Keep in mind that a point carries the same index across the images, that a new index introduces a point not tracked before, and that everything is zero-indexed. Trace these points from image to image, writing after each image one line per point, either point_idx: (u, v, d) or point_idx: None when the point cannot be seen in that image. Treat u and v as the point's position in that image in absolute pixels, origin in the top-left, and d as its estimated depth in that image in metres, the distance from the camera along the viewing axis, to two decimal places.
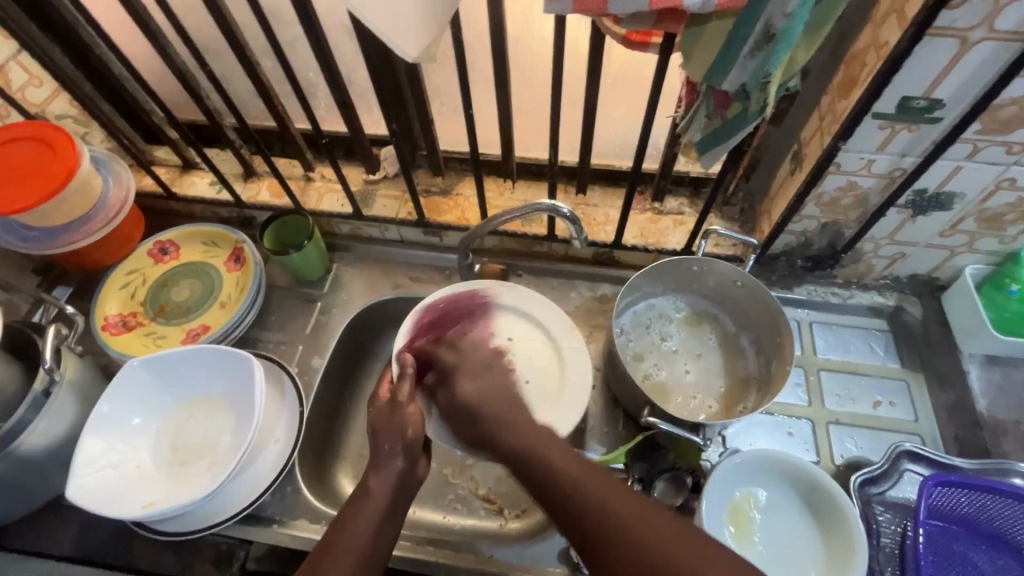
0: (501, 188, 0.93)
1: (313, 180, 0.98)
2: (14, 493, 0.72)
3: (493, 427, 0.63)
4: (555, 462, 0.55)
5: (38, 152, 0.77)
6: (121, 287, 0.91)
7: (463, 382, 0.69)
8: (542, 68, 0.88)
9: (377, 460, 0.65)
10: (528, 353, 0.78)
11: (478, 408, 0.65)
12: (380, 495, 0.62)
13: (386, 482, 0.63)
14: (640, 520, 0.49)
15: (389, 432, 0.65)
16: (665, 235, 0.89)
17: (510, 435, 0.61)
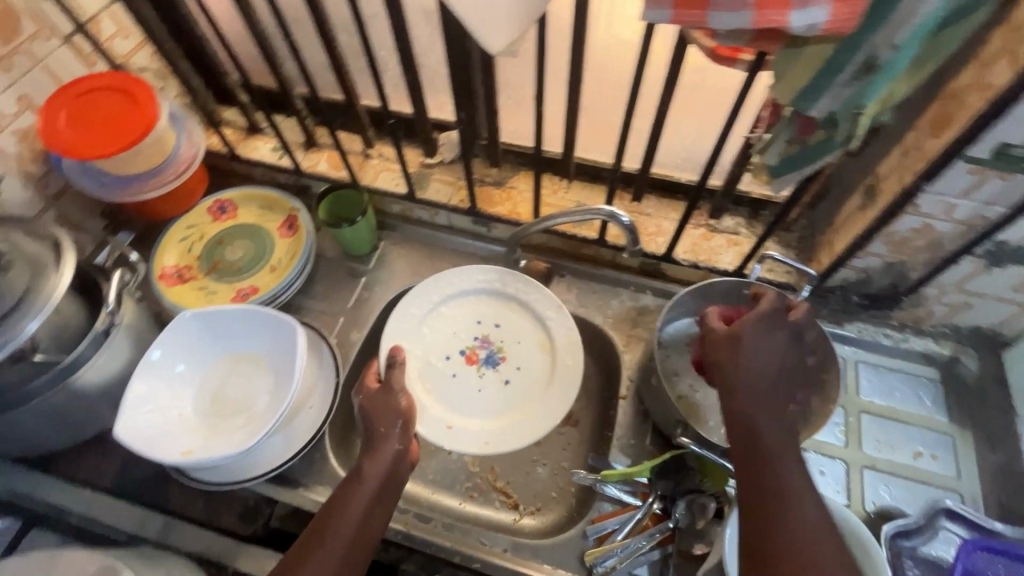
0: (556, 186, 0.93)
1: (371, 157, 0.99)
2: (66, 423, 0.76)
3: (739, 375, 0.59)
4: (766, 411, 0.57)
5: (120, 102, 0.80)
6: (180, 240, 0.95)
7: (768, 345, 0.61)
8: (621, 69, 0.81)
9: (374, 440, 0.68)
10: (516, 336, 0.89)
11: (748, 362, 0.59)
12: (376, 479, 0.64)
13: (378, 467, 0.65)
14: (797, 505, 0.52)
15: (383, 415, 0.69)
16: (717, 254, 0.87)
17: (751, 370, 0.59)
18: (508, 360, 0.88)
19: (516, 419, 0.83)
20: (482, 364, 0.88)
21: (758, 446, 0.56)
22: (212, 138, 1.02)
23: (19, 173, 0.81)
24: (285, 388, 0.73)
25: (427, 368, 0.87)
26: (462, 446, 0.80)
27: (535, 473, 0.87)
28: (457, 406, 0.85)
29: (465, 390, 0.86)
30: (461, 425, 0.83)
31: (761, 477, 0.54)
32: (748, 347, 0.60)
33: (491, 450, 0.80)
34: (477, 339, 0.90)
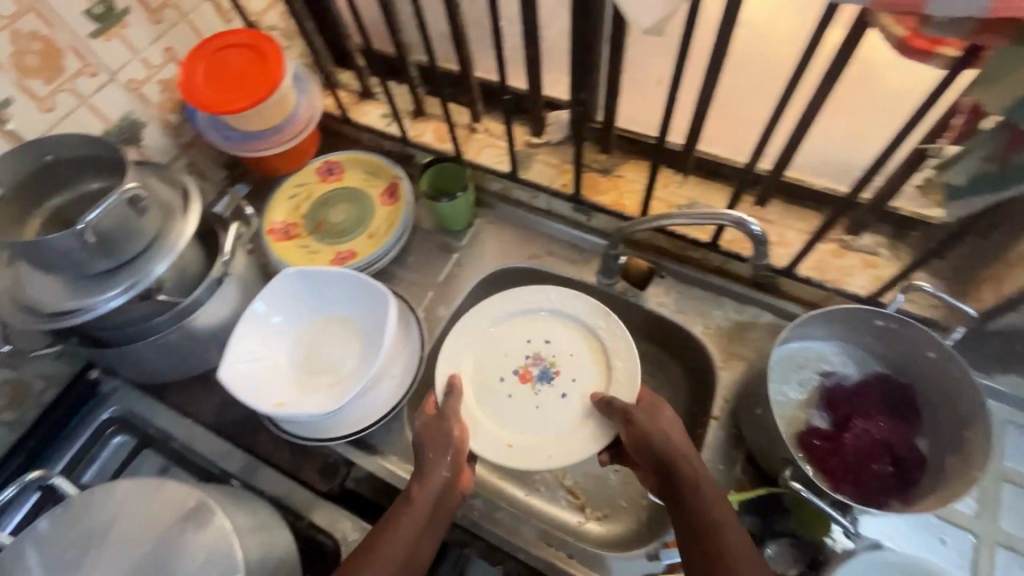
0: (668, 179, 0.87)
1: (476, 131, 0.98)
2: (179, 359, 0.82)
3: (664, 460, 0.64)
4: (698, 486, 0.60)
5: (250, 58, 0.82)
6: (289, 198, 0.98)
7: (664, 410, 0.68)
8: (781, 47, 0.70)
9: (423, 466, 0.66)
10: (570, 353, 0.84)
11: (669, 444, 0.64)
12: (424, 506, 0.63)
13: (428, 494, 0.64)
14: (729, 535, 0.57)
15: (437, 442, 0.68)
16: (848, 275, 0.78)
17: (673, 447, 0.64)
18: (561, 374, 0.83)
19: (577, 436, 0.77)
20: (537, 381, 0.83)
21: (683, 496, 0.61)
22: (328, 100, 1.05)
23: (159, 120, 0.87)
24: (374, 357, 0.73)
25: (483, 389, 0.83)
26: (525, 466, 0.76)
27: (606, 478, 0.84)
28: (517, 425, 0.80)
29: (523, 410, 0.81)
30: (520, 443, 0.78)
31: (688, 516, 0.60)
32: (654, 412, 0.68)
33: (555, 465, 0.75)
34: (528, 356, 0.85)
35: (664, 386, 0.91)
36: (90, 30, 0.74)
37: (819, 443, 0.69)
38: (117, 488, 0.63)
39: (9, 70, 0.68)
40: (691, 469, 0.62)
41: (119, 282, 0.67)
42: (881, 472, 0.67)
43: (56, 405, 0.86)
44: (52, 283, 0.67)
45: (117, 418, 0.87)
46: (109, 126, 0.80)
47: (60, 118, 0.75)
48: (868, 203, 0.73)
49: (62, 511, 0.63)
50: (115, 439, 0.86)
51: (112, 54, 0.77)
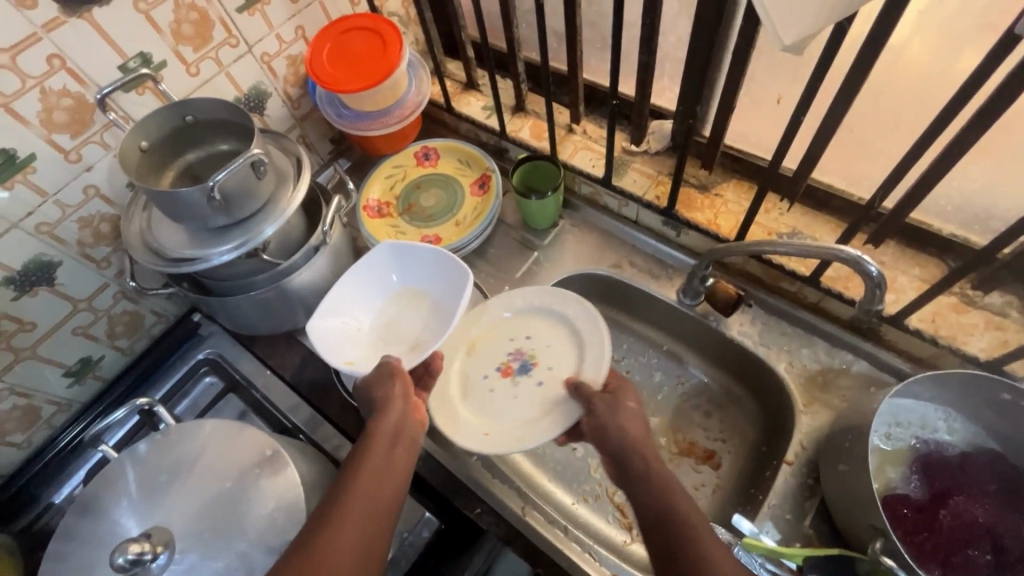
0: (773, 205, 0.83)
1: (574, 132, 0.97)
2: (271, 318, 0.88)
3: (622, 456, 0.65)
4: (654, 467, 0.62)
5: (372, 43, 0.86)
6: (386, 177, 1.02)
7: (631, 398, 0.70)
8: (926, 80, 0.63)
9: (377, 404, 0.69)
10: (550, 346, 0.81)
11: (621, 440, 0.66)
12: (383, 435, 0.65)
13: (386, 425, 0.66)
14: (693, 519, 0.57)
15: (382, 381, 0.71)
16: (967, 335, 0.71)
17: (622, 441, 0.66)
18: (540, 365, 0.80)
19: (544, 421, 0.74)
20: (516, 375, 0.80)
21: (647, 488, 0.61)
22: (435, 88, 1.08)
23: (282, 93, 0.93)
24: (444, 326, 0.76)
25: (467, 383, 0.82)
26: (499, 448, 0.73)
27: None
28: (495, 414, 0.78)
29: (502, 402, 0.79)
30: (496, 431, 0.76)
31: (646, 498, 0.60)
32: (616, 404, 0.69)
33: (524, 446, 0.72)
34: (510, 352, 0.83)
35: (733, 419, 0.87)
36: (238, 5, 0.80)
37: (908, 514, 0.64)
38: (205, 425, 0.69)
39: (168, 36, 0.75)
40: (650, 464, 0.63)
41: (232, 239, 0.74)
42: (976, 559, 0.60)
43: (163, 340, 0.96)
44: (179, 232, 0.75)
45: (210, 360, 0.94)
46: (240, 94, 0.87)
47: (202, 83, 0.82)
48: (1004, 259, 0.66)
49: (159, 436, 0.70)
50: (205, 379, 0.94)
51: (252, 29, 0.83)
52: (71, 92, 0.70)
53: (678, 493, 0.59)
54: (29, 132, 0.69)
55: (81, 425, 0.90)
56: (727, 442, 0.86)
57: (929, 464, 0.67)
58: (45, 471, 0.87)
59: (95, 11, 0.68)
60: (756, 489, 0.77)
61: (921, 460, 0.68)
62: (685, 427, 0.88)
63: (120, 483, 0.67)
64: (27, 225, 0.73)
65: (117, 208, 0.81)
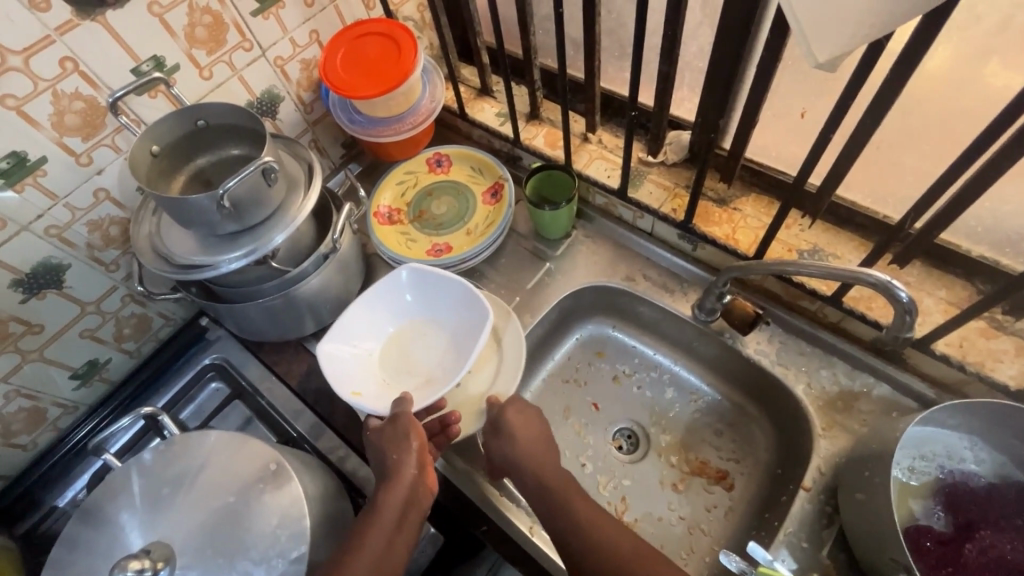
0: (793, 221, 0.81)
1: (589, 141, 0.96)
2: (279, 325, 0.87)
3: (516, 460, 0.73)
4: (543, 466, 0.72)
5: (386, 49, 0.85)
6: (397, 183, 1.01)
7: (517, 411, 0.76)
8: (961, 96, 0.61)
9: (388, 468, 0.68)
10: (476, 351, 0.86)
11: (515, 444, 0.73)
12: (391, 511, 0.64)
13: (394, 498, 0.65)
14: (581, 512, 0.67)
15: (396, 443, 0.69)
16: (996, 361, 0.68)
17: (519, 446, 0.73)
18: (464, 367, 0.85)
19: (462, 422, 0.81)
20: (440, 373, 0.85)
21: (540, 490, 0.71)
22: (449, 93, 1.07)
23: (295, 97, 0.92)
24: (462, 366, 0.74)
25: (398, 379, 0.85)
26: None
27: (668, 523, 0.81)
28: None
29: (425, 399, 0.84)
30: None
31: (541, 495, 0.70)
32: (509, 411, 0.76)
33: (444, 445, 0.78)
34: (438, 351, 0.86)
35: (747, 440, 0.85)
36: (252, 9, 0.79)
37: (931, 547, 0.62)
38: (209, 436, 0.69)
39: (181, 39, 0.75)
40: (536, 467, 0.72)
41: (242, 246, 0.73)
42: None
43: (170, 343, 0.95)
44: (188, 237, 0.74)
45: (216, 365, 0.94)
46: (253, 98, 0.87)
47: (214, 87, 0.81)
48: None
49: (164, 447, 0.69)
50: (211, 384, 0.93)
51: (266, 32, 0.82)
52: (82, 95, 0.69)
53: (567, 488, 0.70)
54: (40, 135, 0.68)
55: (87, 428, 0.90)
56: (741, 463, 0.84)
57: (956, 498, 0.65)
58: (50, 474, 0.86)
59: (108, 14, 0.67)
60: (770, 515, 0.75)
61: (946, 494, 0.66)
62: (697, 445, 0.87)
63: (123, 494, 0.66)
64: (37, 228, 0.73)
65: (127, 212, 0.81)
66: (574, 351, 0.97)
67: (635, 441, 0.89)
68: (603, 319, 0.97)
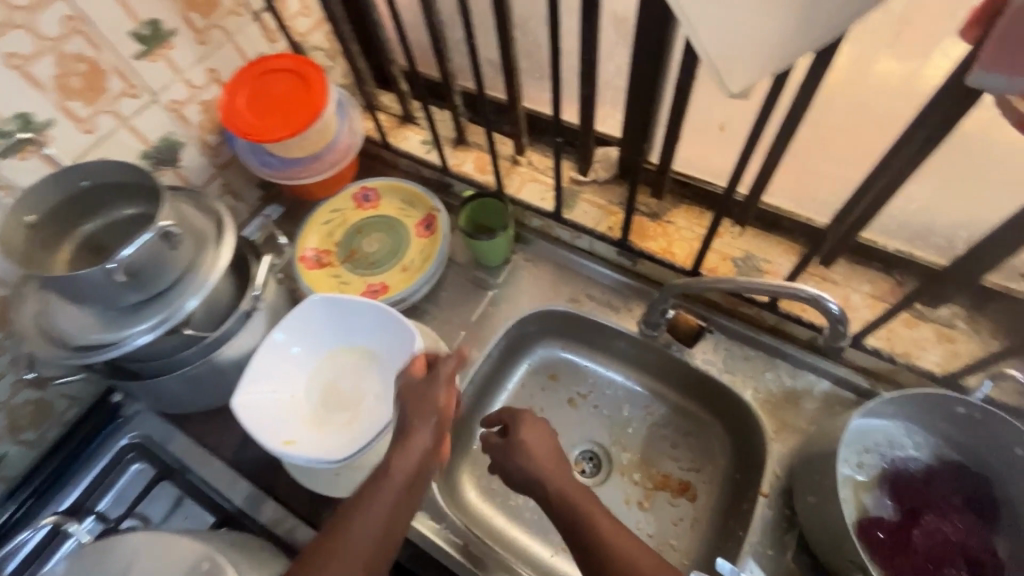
0: (724, 230, 0.83)
1: (519, 164, 0.95)
2: (204, 391, 0.79)
3: (533, 479, 0.67)
4: (560, 484, 0.65)
5: (295, 87, 0.80)
6: (323, 223, 0.95)
7: (528, 426, 0.71)
8: (861, 104, 0.64)
9: (405, 431, 0.63)
10: None
11: (530, 460, 0.67)
12: (401, 478, 0.60)
13: (407, 462, 0.61)
14: (604, 529, 0.60)
15: (418, 407, 0.64)
16: (919, 350, 0.73)
17: (532, 463, 0.67)
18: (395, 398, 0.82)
19: None
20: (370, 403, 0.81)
21: (557, 511, 0.64)
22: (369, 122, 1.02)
23: (198, 141, 0.84)
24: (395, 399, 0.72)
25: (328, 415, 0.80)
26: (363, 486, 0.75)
27: None
28: None
29: None
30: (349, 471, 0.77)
31: (564, 517, 0.63)
32: (519, 426, 0.70)
33: None
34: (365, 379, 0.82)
35: (705, 448, 0.86)
36: (135, 51, 0.72)
37: (883, 538, 0.64)
38: (129, 537, 0.61)
39: (51, 92, 0.66)
40: (553, 488, 0.65)
41: (149, 317, 0.65)
42: None
43: (79, 426, 0.84)
44: (84, 310, 0.66)
45: (136, 445, 0.84)
46: (147, 147, 0.78)
47: (99, 140, 0.73)
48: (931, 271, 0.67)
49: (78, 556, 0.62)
50: (132, 467, 0.84)
51: (155, 76, 0.75)
52: None
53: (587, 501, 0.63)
54: None
55: None
56: (700, 471, 0.84)
57: (901, 485, 0.68)
58: None
59: None
60: (734, 523, 0.76)
61: (892, 481, 0.69)
62: (658, 458, 0.86)
63: None
64: None
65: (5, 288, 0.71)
66: (527, 377, 0.94)
67: (597, 463, 0.87)
68: (552, 343, 0.95)
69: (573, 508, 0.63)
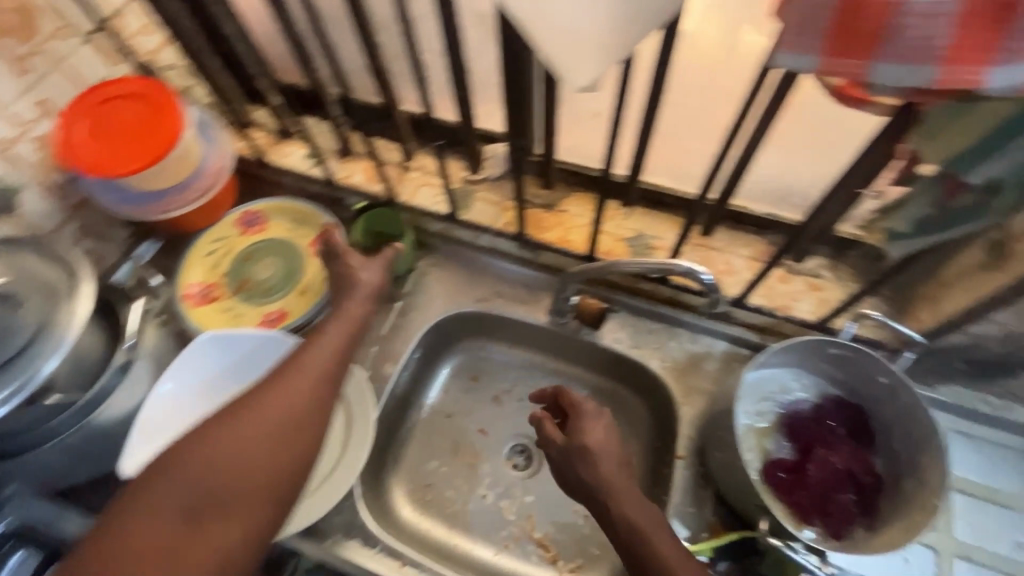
0: (613, 212, 0.86)
1: (410, 169, 0.93)
2: (88, 459, 0.72)
3: (593, 489, 0.63)
4: (622, 502, 0.60)
5: (144, 113, 0.73)
6: (206, 254, 0.88)
7: (587, 429, 0.66)
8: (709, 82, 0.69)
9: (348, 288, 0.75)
10: None
11: (593, 466, 0.63)
12: (351, 317, 0.71)
13: (357, 308, 0.73)
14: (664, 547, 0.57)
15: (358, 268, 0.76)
16: (794, 301, 0.80)
17: (592, 473, 0.63)
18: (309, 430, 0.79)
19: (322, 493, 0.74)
20: None
21: (613, 525, 0.60)
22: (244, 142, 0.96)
23: (38, 183, 0.75)
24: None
25: None
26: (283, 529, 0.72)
27: (577, 525, 0.83)
28: None
29: None
30: None
31: (623, 535, 0.59)
32: (585, 431, 0.66)
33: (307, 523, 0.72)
34: None
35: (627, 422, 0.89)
36: None
37: (784, 477, 0.70)
38: None
39: None
40: (614, 506, 0.60)
41: None
42: (846, 501, 0.68)
43: None
44: None
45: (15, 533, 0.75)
46: None
47: None
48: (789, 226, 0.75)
49: None
50: None
51: None
52: None
53: (647, 513, 0.60)
54: None
55: None
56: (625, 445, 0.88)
57: (796, 424, 0.74)
58: None
59: None
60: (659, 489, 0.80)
61: (789, 422, 0.75)
62: None
63: None
64: None
65: None
66: (449, 381, 0.94)
67: (528, 455, 0.88)
68: (469, 344, 0.94)
69: (631, 522, 0.59)
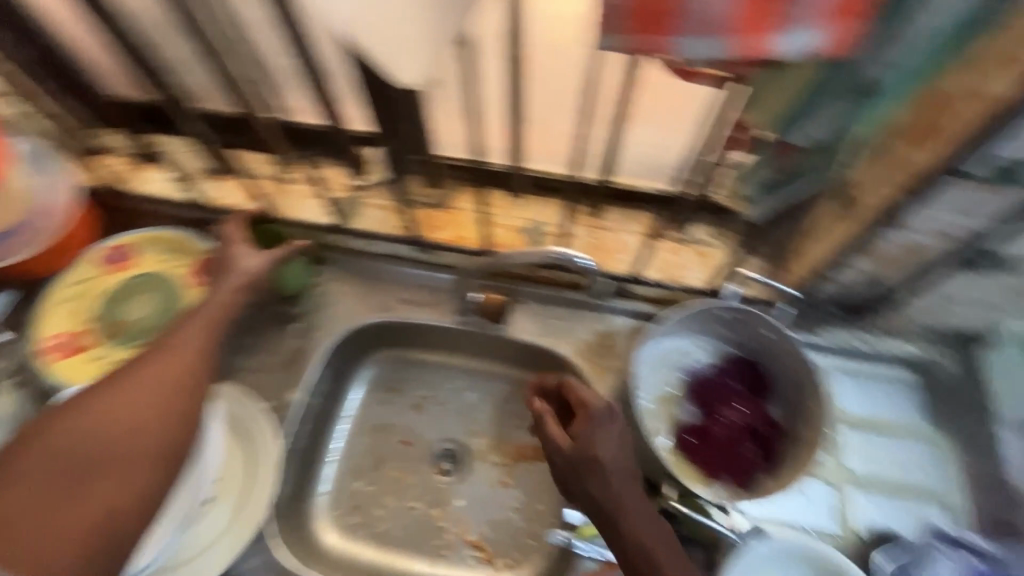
0: (505, 203, 0.86)
1: (292, 181, 0.88)
2: None
3: (603, 502, 0.61)
4: (633, 520, 0.60)
5: None
6: (66, 300, 0.79)
7: (598, 441, 0.63)
8: None
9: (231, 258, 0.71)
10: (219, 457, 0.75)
11: (602, 479, 0.61)
12: (233, 285, 0.69)
13: (241, 278, 0.70)
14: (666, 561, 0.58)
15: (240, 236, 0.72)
16: (685, 270, 0.83)
17: (604, 487, 0.61)
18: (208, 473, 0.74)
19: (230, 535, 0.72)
20: None
21: (619, 539, 0.60)
22: (102, 172, 0.88)
23: None
24: (197, 471, 0.67)
25: None
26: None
27: (510, 520, 0.83)
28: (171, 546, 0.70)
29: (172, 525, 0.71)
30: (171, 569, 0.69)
31: (627, 548, 0.60)
32: (597, 442, 0.63)
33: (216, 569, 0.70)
34: None
35: None
36: None
37: (690, 439, 0.74)
38: None
39: None
40: (622, 522, 0.60)
41: None
42: (747, 454, 0.72)
43: None
44: None
45: None
46: None
47: None
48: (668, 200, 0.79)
49: None
50: None
51: None
52: None
53: (653, 527, 0.60)
54: None
55: None
56: None
57: (698, 387, 0.78)
58: None
59: None
60: None
61: (692, 386, 0.78)
62: (508, 434, 0.88)
63: None
64: None
65: None
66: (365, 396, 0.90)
67: (455, 459, 0.86)
68: (381, 356, 0.91)
69: (637, 535, 0.59)
